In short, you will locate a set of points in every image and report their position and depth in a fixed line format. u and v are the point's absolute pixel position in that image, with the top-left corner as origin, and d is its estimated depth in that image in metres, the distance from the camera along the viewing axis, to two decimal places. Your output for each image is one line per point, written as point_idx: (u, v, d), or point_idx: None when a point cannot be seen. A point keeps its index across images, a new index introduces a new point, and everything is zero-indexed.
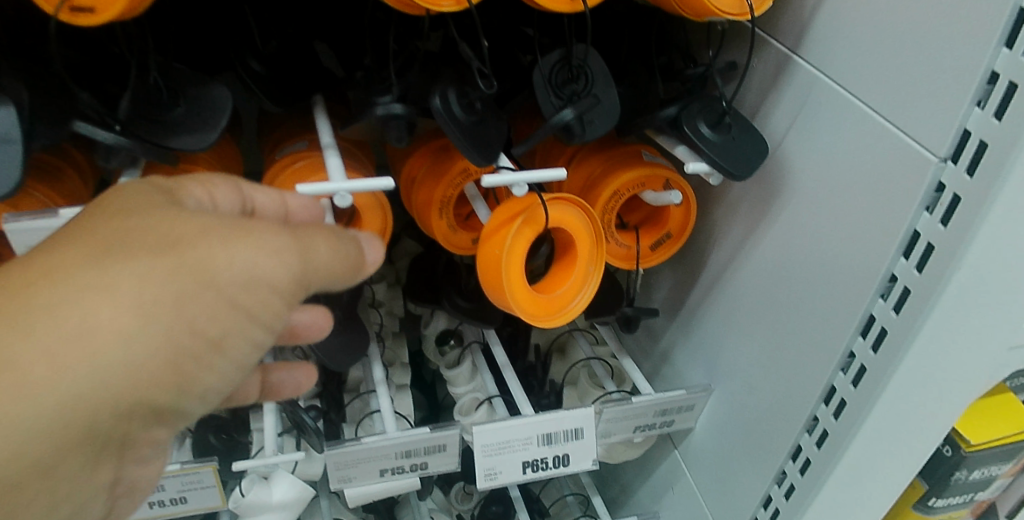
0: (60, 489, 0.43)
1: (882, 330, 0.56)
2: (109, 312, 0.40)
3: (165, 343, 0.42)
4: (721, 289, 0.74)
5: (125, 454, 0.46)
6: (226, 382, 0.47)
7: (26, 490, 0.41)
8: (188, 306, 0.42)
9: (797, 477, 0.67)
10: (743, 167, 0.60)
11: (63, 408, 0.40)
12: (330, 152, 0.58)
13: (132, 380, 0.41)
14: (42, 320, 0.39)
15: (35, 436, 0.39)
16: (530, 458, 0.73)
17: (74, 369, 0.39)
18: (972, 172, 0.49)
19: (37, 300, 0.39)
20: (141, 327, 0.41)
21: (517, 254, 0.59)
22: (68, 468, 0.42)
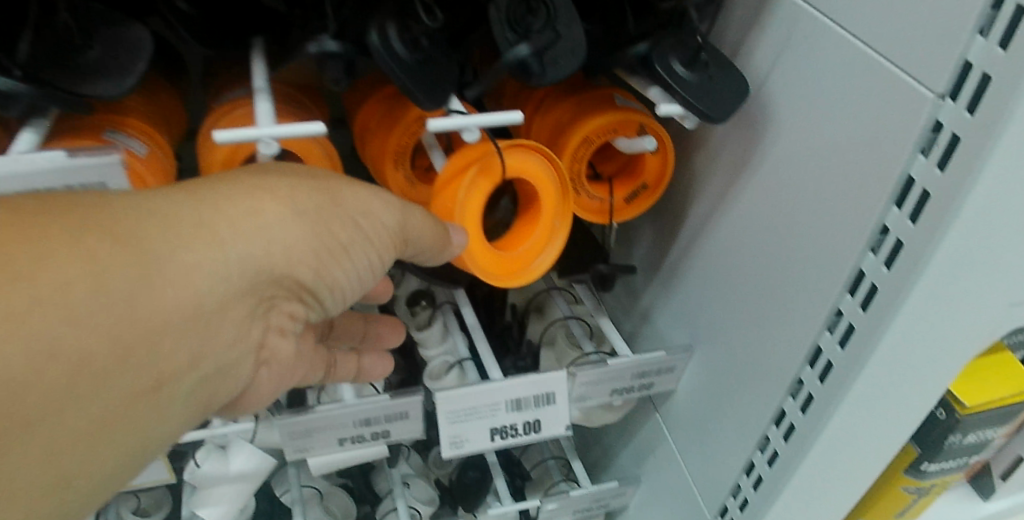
0: (226, 338, 0.46)
1: (872, 287, 0.51)
2: (271, 206, 0.47)
3: (310, 234, 0.49)
4: (702, 243, 0.69)
5: (267, 316, 0.50)
6: (341, 283, 0.54)
7: (195, 331, 0.44)
8: (326, 218, 0.50)
9: (780, 443, 0.63)
10: (720, 109, 0.55)
11: (256, 261, 0.46)
12: (261, 97, 0.53)
13: (287, 257, 0.48)
14: (224, 199, 0.45)
15: (229, 284, 0.45)
16: (499, 424, 0.69)
17: (251, 235, 0.46)
18: (973, 109, 0.43)
19: (217, 190, 0.46)
20: (296, 222, 0.48)
21: (471, 210, 0.55)
22: (237, 316, 0.46)
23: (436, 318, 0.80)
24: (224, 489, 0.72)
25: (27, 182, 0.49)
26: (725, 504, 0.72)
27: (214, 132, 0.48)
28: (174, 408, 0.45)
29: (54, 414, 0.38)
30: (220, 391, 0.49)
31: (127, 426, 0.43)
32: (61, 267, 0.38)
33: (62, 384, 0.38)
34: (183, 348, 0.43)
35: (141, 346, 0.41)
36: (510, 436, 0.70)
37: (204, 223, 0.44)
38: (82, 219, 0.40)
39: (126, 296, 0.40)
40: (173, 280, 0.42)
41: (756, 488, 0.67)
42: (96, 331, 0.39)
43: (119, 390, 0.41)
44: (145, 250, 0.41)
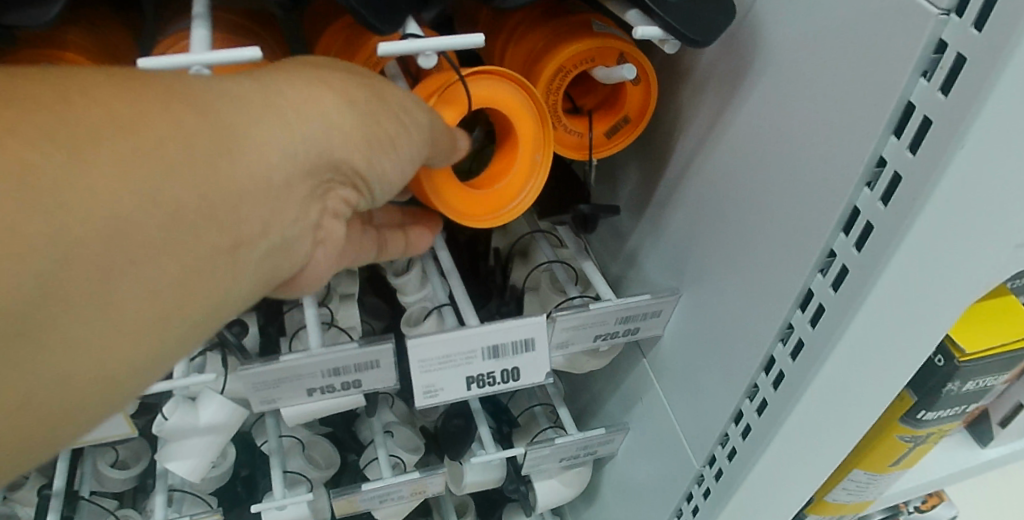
0: (288, 214, 0.43)
1: (867, 225, 0.48)
2: (326, 94, 0.44)
3: (364, 123, 0.45)
4: (689, 182, 0.64)
5: (325, 200, 0.47)
6: (397, 179, 0.49)
7: (262, 201, 0.41)
8: (378, 106, 0.46)
9: (769, 391, 0.60)
10: (707, 31, 0.50)
11: (317, 145, 0.43)
12: (198, 23, 0.48)
13: (345, 143, 0.44)
14: (282, 82, 0.43)
15: (292, 163, 0.42)
16: (476, 373, 0.66)
17: (312, 116, 0.43)
18: (980, 26, 0.39)
19: (277, 77, 0.43)
20: (350, 111, 0.45)
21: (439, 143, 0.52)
22: (300, 196, 0.43)
23: (414, 263, 0.76)
24: (193, 442, 0.69)
25: None
26: (713, 453, 0.70)
27: (141, 61, 0.44)
28: (240, 286, 0.42)
29: (129, 268, 0.36)
30: (281, 269, 0.46)
31: (202, 295, 0.39)
32: (139, 118, 0.36)
33: (138, 235, 0.36)
34: (253, 217, 0.41)
35: (217, 210, 0.39)
36: (487, 384, 0.67)
37: (266, 101, 0.42)
38: (156, 83, 0.38)
39: (204, 154, 0.38)
40: (244, 149, 0.40)
41: (744, 437, 0.65)
42: (176, 182, 0.37)
43: (193, 254, 0.38)
44: (217, 117, 0.39)
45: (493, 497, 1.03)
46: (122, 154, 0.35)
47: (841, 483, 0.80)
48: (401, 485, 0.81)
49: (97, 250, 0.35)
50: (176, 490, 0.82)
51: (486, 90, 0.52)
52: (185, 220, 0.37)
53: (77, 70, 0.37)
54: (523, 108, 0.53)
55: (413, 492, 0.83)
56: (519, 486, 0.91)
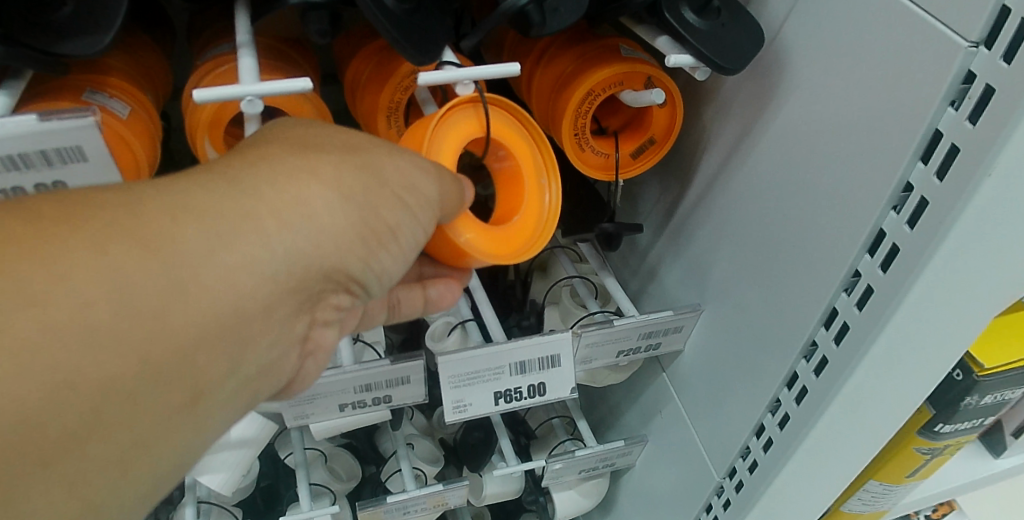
0: (266, 343, 0.45)
1: (893, 247, 0.49)
2: (314, 190, 0.45)
3: (357, 218, 0.46)
4: (711, 201, 0.66)
5: (316, 309, 0.49)
6: (387, 270, 0.51)
7: (232, 343, 0.43)
8: (371, 196, 0.47)
9: (792, 407, 0.61)
10: (736, 59, 0.51)
11: (300, 253, 0.44)
12: (244, 51, 0.50)
13: (334, 243, 0.45)
14: (267, 183, 0.44)
15: (269, 283, 0.43)
16: (503, 388, 0.67)
17: (291, 226, 0.43)
18: (1008, 58, 0.40)
19: (262, 175, 0.44)
20: (342, 207, 0.46)
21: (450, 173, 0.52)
22: (282, 315, 0.45)
23: None
24: (226, 456, 0.70)
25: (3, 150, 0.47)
26: (733, 466, 0.71)
27: (194, 91, 0.45)
28: (214, 416, 0.44)
29: (91, 441, 0.38)
30: (269, 385, 0.49)
31: (168, 441, 0.42)
32: (88, 282, 0.37)
33: (93, 411, 0.37)
34: (221, 358, 0.42)
35: (180, 361, 0.40)
36: (514, 399, 0.68)
37: (242, 219, 0.42)
38: (114, 227, 0.39)
39: (158, 310, 0.39)
40: (210, 291, 0.41)
41: (766, 450, 0.66)
42: (130, 352, 0.38)
43: (152, 410, 0.40)
44: (178, 258, 0.40)
45: (508, 507, 1.04)
46: (62, 329, 0.36)
47: (857, 494, 0.81)
48: (425, 497, 0.82)
49: (52, 438, 0.36)
50: (201, 502, 0.84)
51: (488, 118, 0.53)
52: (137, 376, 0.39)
53: (29, 222, 0.37)
54: (518, 136, 0.55)
55: (436, 503, 0.84)
56: (538, 497, 0.92)
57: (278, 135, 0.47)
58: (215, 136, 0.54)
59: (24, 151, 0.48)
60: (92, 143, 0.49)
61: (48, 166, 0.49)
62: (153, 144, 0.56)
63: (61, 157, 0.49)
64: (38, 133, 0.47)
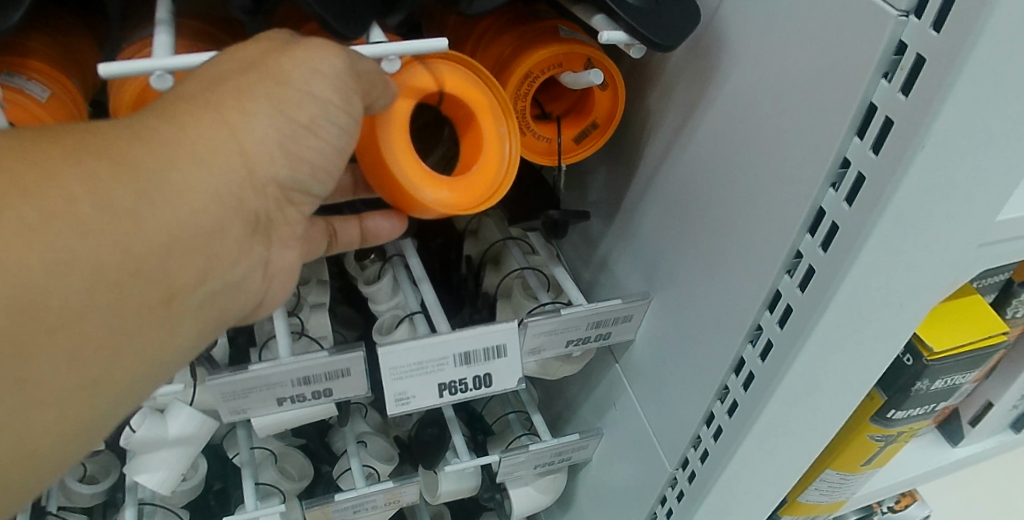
0: (230, 252, 0.45)
1: (833, 225, 0.48)
2: (235, 115, 0.44)
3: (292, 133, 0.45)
4: (657, 186, 0.65)
5: (270, 233, 0.49)
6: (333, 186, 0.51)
7: (200, 252, 0.43)
8: (290, 108, 0.45)
9: (739, 392, 0.61)
10: (670, 36, 0.50)
11: (238, 170, 0.44)
12: (159, 28, 0.48)
13: (267, 161, 0.45)
14: (194, 113, 0.43)
15: (219, 201, 0.43)
16: (447, 380, 0.65)
17: (230, 151, 0.43)
18: (938, 27, 0.39)
19: (195, 105, 0.43)
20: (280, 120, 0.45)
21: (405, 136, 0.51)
22: (239, 229, 0.45)
23: (386, 272, 0.75)
24: (163, 454, 0.68)
25: None
26: (685, 456, 0.70)
27: (99, 66, 0.44)
28: (190, 319, 0.45)
29: (72, 324, 0.40)
30: (240, 303, 0.49)
31: (148, 338, 0.43)
32: (63, 184, 0.39)
33: (71, 295, 0.39)
34: (194, 262, 0.43)
35: (147, 268, 0.41)
36: (458, 391, 0.67)
37: (184, 144, 0.42)
38: (88, 139, 0.41)
39: (126, 214, 0.40)
40: (170, 203, 0.42)
41: (716, 439, 0.65)
42: (103, 246, 0.40)
43: (129, 304, 0.41)
44: (145, 169, 0.41)
45: (468, 506, 1.05)
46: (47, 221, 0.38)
47: (813, 484, 0.80)
48: (375, 495, 0.80)
49: (36, 318, 0.38)
50: (145, 504, 0.81)
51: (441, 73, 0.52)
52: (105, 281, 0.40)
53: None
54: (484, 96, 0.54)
55: (387, 502, 0.82)
56: (494, 494, 0.91)
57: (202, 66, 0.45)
58: None
59: None
60: None
61: None
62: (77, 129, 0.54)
63: None
64: None
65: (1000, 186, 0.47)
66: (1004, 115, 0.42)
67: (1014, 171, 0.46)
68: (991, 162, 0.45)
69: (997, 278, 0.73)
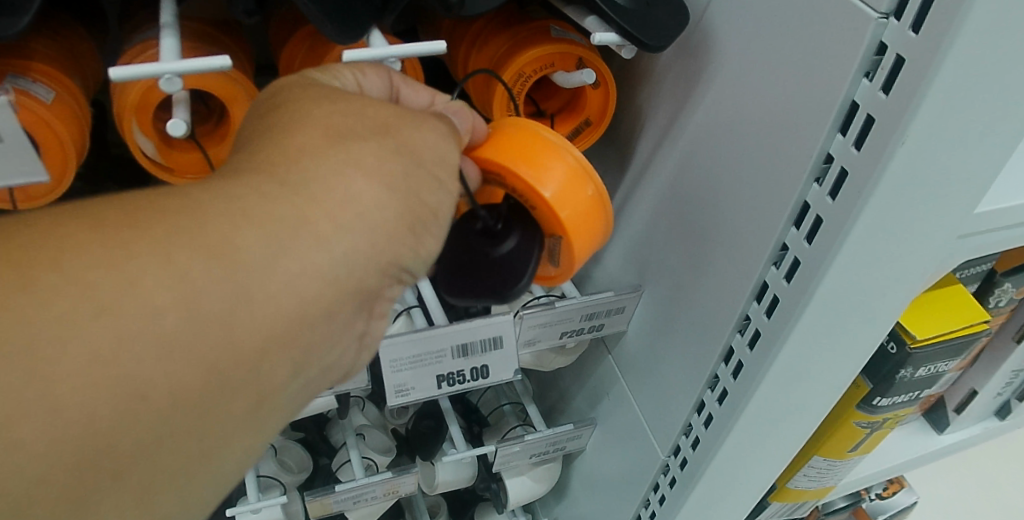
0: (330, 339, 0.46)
1: (817, 219, 0.50)
2: (363, 184, 0.45)
3: (399, 204, 0.46)
4: (648, 181, 0.67)
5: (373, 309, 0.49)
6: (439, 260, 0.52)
7: (297, 344, 0.44)
8: (415, 181, 0.47)
9: (728, 381, 0.62)
10: (660, 36, 0.52)
11: (360, 250, 0.44)
12: (165, 31, 0.49)
13: (382, 240, 0.45)
14: (322, 180, 0.44)
15: (332, 285, 0.44)
16: (445, 372, 0.67)
17: (349, 228, 0.44)
18: (917, 28, 0.41)
19: (324, 170, 0.44)
20: (389, 198, 0.45)
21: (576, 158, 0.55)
22: (343, 316, 0.46)
23: None
24: None
25: None
26: (677, 444, 0.72)
27: (110, 70, 0.45)
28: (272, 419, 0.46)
29: (162, 449, 0.40)
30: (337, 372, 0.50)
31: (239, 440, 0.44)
32: (152, 295, 0.39)
33: (158, 423, 0.40)
34: (288, 364, 0.44)
35: (245, 370, 0.42)
36: (456, 383, 0.69)
37: (299, 220, 0.43)
38: (178, 237, 0.40)
39: (221, 318, 0.40)
40: (275, 301, 0.42)
41: (706, 426, 0.67)
42: (200, 365, 0.40)
43: (218, 419, 0.42)
44: (244, 265, 0.41)
45: (464, 497, 1.08)
46: (133, 340, 0.38)
47: (801, 470, 0.82)
48: (375, 485, 0.82)
49: (118, 452, 0.39)
50: None
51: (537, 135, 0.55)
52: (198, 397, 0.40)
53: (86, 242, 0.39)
54: None
55: (386, 492, 0.84)
56: (491, 484, 0.92)
57: (309, 111, 0.46)
58: (144, 121, 0.53)
59: None
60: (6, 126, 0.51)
61: None
62: (80, 130, 0.56)
63: None
64: None
65: (977, 180, 0.49)
66: (978, 114, 0.44)
67: (991, 167, 0.48)
68: (967, 158, 0.47)
69: (980, 268, 0.75)
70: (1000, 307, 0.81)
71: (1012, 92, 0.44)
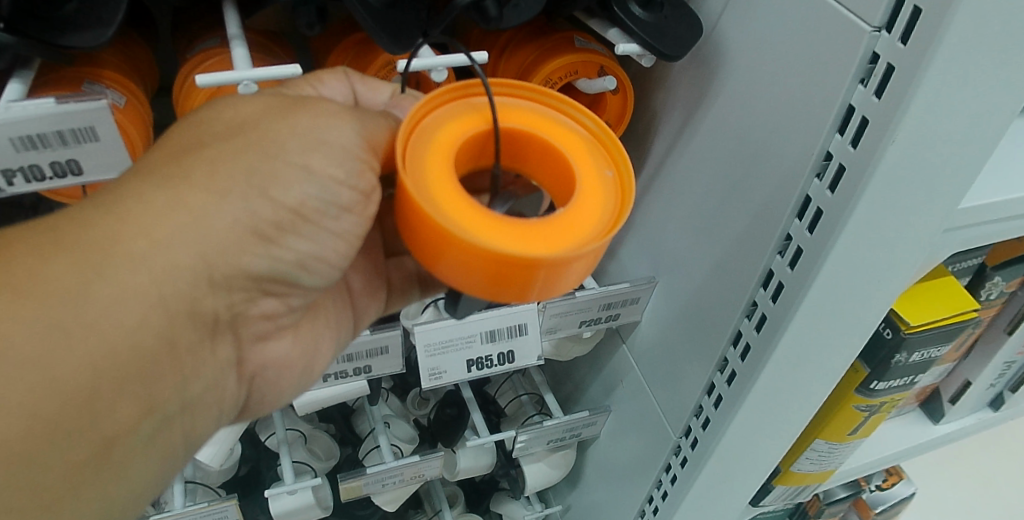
0: (187, 359, 0.50)
1: (817, 211, 0.56)
2: (190, 193, 0.47)
3: (242, 212, 0.48)
4: (662, 180, 0.72)
5: (229, 324, 0.54)
6: (333, 261, 0.54)
7: (131, 377, 0.47)
8: (262, 175, 0.48)
9: (737, 363, 0.68)
10: (676, 47, 0.58)
11: (188, 254, 0.47)
12: (236, 42, 0.55)
13: (217, 245, 0.47)
14: (142, 194, 0.46)
15: (157, 305, 0.46)
16: (475, 356, 0.72)
17: (169, 239, 0.46)
18: (905, 40, 0.47)
19: (146, 185, 0.47)
20: (227, 200, 0.47)
21: (438, 177, 0.46)
22: (182, 340, 0.49)
23: None
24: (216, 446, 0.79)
25: (24, 128, 0.49)
26: (688, 425, 0.77)
27: (195, 76, 0.51)
28: (139, 457, 0.50)
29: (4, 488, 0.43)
30: (201, 399, 0.54)
31: (91, 475, 0.47)
32: None
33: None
34: (135, 397, 0.47)
35: (77, 407, 0.44)
36: (485, 367, 0.74)
37: (114, 244, 0.45)
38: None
39: (39, 356, 0.43)
40: (102, 328, 0.45)
41: (716, 407, 0.72)
42: (27, 402, 0.43)
43: (65, 458, 0.45)
44: (63, 299, 0.44)
45: (479, 487, 1.11)
46: None
47: (804, 454, 0.87)
48: (401, 468, 0.87)
49: None
50: (189, 481, 0.88)
51: (454, 114, 0.48)
52: (36, 436, 0.43)
53: None
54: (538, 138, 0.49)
55: (413, 475, 0.89)
56: (509, 470, 1.00)
57: (183, 129, 0.49)
58: None
59: (42, 133, 0.50)
60: (105, 126, 0.52)
61: (63, 147, 0.51)
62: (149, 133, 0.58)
63: (76, 138, 0.51)
64: (55, 115, 0.50)
65: (962, 175, 0.54)
66: (960, 116, 0.50)
67: (975, 164, 0.54)
68: (953, 155, 0.52)
69: (971, 262, 0.81)
70: (992, 300, 0.87)
71: (990, 95, 0.49)
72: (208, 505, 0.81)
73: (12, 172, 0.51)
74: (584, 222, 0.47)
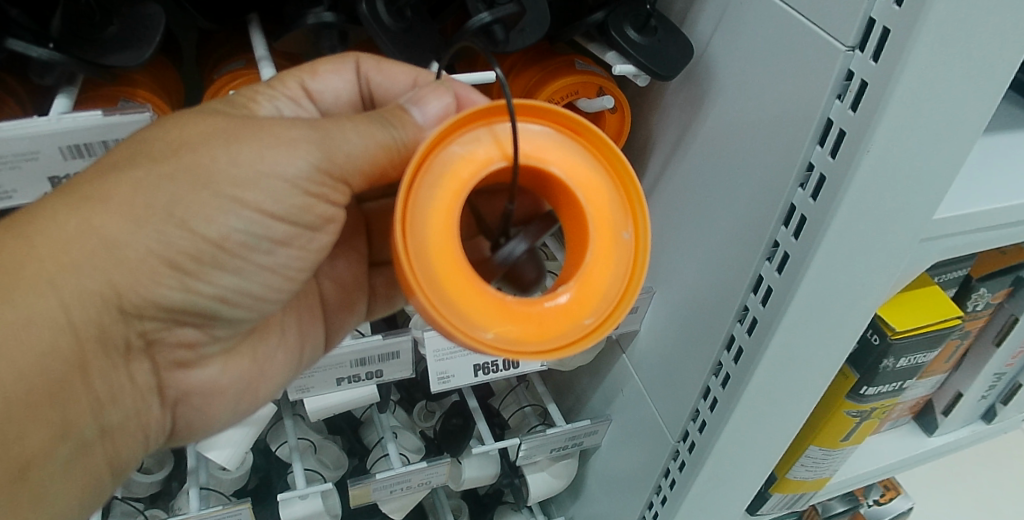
0: (98, 383, 0.57)
1: (802, 217, 0.60)
2: (101, 219, 0.51)
3: (155, 249, 0.52)
4: (658, 195, 0.77)
5: (149, 352, 0.61)
6: (256, 292, 0.60)
7: (40, 407, 0.53)
8: (180, 206, 0.52)
9: (730, 366, 0.71)
10: (668, 67, 0.63)
11: (95, 282, 0.52)
12: (264, 63, 0.62)
13: (131, 274, 0.53)
14: (56, 216, 0.51)
15: (65, 331, 0.53)
16: (481, 361, 0.76)
17: (77, 265, 0.52)
18: (876, 58, 0.52)
19: (61, 207, 0.51)
20: (136, 230, 0.52)
21: (440, 237, 0.49)
22: (90, 367, 0.56)
23: None
24: (228, 447, 0.82)
25: (71, 138, 0.55)
26: (686, 430, 0.80)
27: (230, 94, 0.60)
28: (56, 477, 0.58)
29: None
30: (115, 424, 0.60)
31: (11, 495, 0.54)
32: None
33: None
34: (50, 423, 0.55)
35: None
36: (490, 372, 0.78)
37: (25, 270, 0.51)
38: None
39: None
40: (14, 356, 0.51)
41: (711, 410, 0.75)
42: None
43: None
44: None
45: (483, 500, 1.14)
46: None
47: (799, 461, 0.90)
48: (409, 475, 0.90)
49: None
50: (202, 488, 0.90)
51: (468, 150, 0.49)
52: None
53: None
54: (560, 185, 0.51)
55: (420, 482, 0.92)
56: (513, 479, 1.02)
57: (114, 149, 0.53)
58: None
59: (88, 142, 0.56)
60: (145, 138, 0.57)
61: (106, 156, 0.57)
62: None
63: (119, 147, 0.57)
64: (102, 126, 0.55)
65: (937, 185, 0.59)
66: (930, 128, 0.54)
67: (947, 174, 0.58)
68: (925, 166, 0.57)
69: (957, 273, 0.85)
70: (978, 311, 0.90)
71: (957, 110, 0.54)
72: (223, 508, 0.83)
73: (57, 179, 0.57)
74: (594, 293, 0.51)
